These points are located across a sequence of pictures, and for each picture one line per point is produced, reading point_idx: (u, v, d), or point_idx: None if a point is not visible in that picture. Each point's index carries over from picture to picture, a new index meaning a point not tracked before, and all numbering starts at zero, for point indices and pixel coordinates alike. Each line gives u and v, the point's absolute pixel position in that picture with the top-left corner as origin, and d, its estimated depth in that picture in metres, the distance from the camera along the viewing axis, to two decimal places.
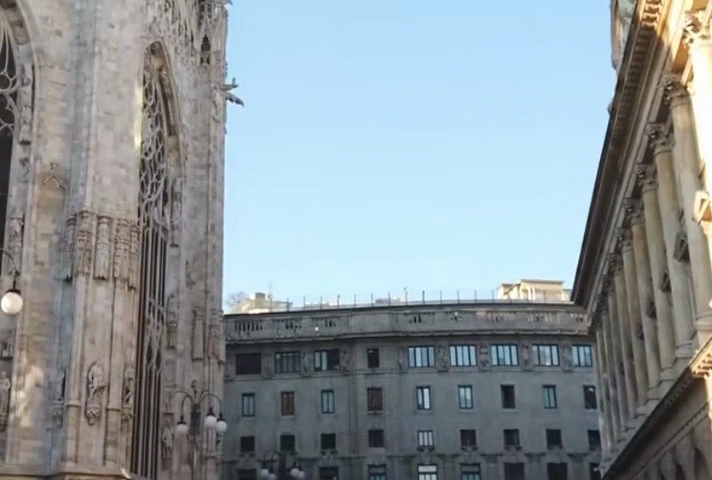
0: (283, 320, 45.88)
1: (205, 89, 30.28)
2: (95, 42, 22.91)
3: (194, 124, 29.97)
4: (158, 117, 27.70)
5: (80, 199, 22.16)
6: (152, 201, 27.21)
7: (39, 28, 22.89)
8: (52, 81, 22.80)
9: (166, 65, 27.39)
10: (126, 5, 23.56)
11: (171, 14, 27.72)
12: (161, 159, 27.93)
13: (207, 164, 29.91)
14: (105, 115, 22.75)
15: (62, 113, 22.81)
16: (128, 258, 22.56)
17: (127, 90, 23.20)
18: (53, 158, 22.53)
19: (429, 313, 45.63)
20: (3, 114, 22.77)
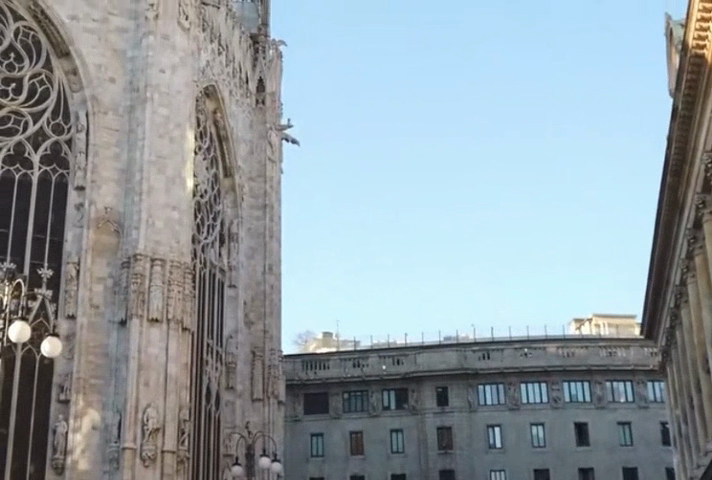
0: (350, 358, 45.58)
1: (261, 130, 30.44)
2: (147, 88, 23.17)
3: (250, 165, 30.14)
4: (213, 159, 28.05)
5: (133, 242, 22.38)
6: (209, 242, 27.39)
7: (93, 75, 23.20)
8: (105, 127, 23.13)
9: (220, 108, 27.74)
10: (177, 50, 23.82)
11: (224, 57, 28.03)
12: (217, 201, 28.20)
13: (265, 205, 30.02)
14: (157, 159, 23.00)
15: (116, 158, 23.12)
16: (182, 299, 22.66)
17: (179, 134, 23.45)
18: (107, 202, 22.82)
19: (498, 349, 44.81)
20: (58, 161, 23.13)
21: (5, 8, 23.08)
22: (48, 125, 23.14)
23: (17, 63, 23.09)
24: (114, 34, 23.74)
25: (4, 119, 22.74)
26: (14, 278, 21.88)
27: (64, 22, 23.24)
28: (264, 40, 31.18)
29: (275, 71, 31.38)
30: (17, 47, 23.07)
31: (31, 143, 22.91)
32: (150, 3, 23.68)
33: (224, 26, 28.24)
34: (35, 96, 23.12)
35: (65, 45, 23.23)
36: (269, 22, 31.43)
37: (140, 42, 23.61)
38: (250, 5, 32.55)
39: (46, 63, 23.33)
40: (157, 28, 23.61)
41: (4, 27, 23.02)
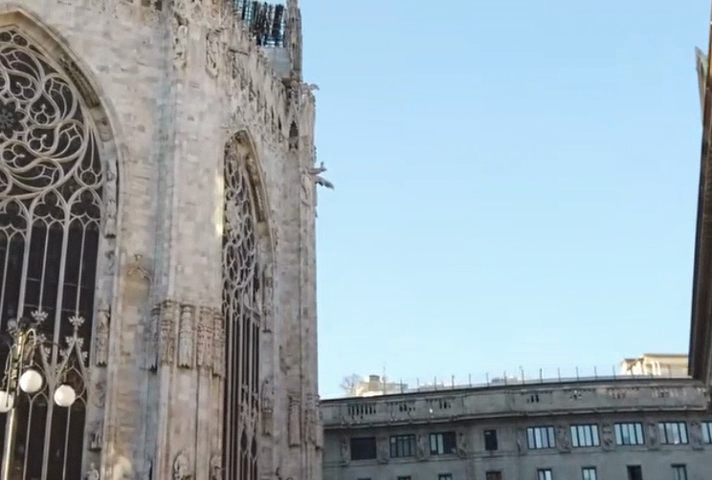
0: (396, 402, 45.01)
1: (294, 174, 30.48)
2: (175, 135, 23.34)
3: (284, 209, 30.17)
4: (246, 204, 28.15)
5: (163, 289, 22.41)
6: (242, 287, 27.40)
7: (123, 124, 23.42)
8: (135, 175, 23.31)
9: (252, 153, 27.88)
10: (205, 96, 24.05)
11: (256, 102, 28.22)
12: (250, 246, 28.25)
13: (299, 249, 29.94)
14: (186, 205, 23.13)
15: (145, 206, 23.25)
16: (211, 345, 22.58)
17: (207, 180, 23.60)
18: (137, 249, 22.92)
19: (547, 391, 43.86)
20: (89, 210, 23.21)
21: (37, 61, 23.37)
22: (79, 175, 23.24)
23: (49, 114, 23.27)
24: (143, 83, 23.95)
25: (35, 169, 22.83)
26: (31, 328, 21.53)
27: (94, 72, 23.43)
28: (296, 84, 31.28)
29: (308, 115, 31.40)
30: (48, 98, 23.28)
31: (62, 193, 23.02)
32: (178, 52, 23.88)
33: (255, 71, 28.44)
34: (66, 146, 23.24)
35: (95, 95, 23.43)
36: (301, 66, 31.53)
37: (169, 90, 23.81)
38: (281, 50, 32.72)
39: (77, 113, 23.49)
40: (185, 76, 23.82)
41: (35, 79, 23.29)
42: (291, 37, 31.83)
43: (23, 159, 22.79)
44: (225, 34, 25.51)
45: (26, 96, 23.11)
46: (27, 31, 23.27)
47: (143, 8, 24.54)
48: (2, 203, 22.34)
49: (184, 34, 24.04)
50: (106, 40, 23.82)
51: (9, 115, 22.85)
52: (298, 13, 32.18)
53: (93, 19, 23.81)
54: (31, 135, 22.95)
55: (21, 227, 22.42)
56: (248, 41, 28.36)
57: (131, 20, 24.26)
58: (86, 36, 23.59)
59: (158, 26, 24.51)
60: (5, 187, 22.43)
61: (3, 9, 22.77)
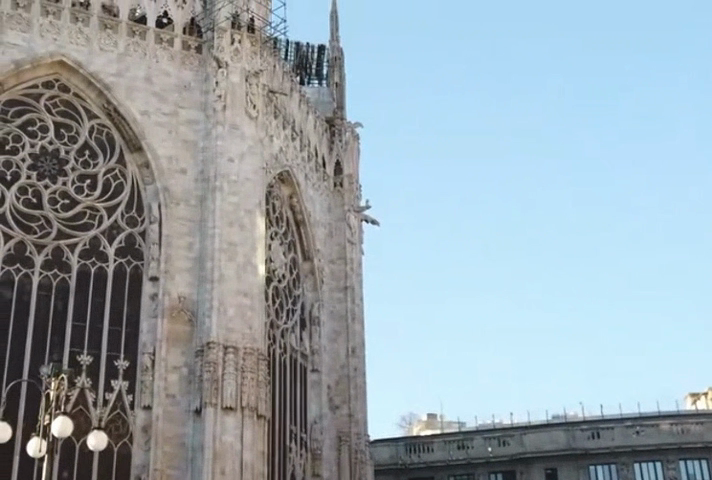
0: (455, 441, 43.94)
1: (340, 213, 30.34)
2: (216, 176, 23.46)
3: (330, 248, 29.93)
4: (291, 243, 28.16)
5: (206, 330, 22.34)
6: (289, 327, 27.28)
7: (164, 168, 23.61)
8: (177, 217, 23.43)
9: (296, 192, 27.99)
10: (245, 137, 24.18)
11: (299, 142, 28.32)
12: (296, 285, 28.18)
13: (345, 287, 29.64)
14: (227, 246, 23.17)
15: (188, 248, 23.33)
16: (256, 386, 22.37)
17: (249, 221, 23.64)
18: (180, 290, 22.92)
19: (608, 427, 42.57)
20: (133, 253, 23.29)
21: (80, 108, 23.66)
22: (123, 218, 23.40)
23: (92, 159, 23.49)
24: (184, 126, 24.16)
25: (79, 214, 23.01)
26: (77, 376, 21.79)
27: (136, 117, 23.69)
28: (340, 123, 31.29)
29: (353, 153, 31.35)
30: (91, 144, 23.53)
31: (106, 236, 23.15)
32: (217, 94, 24.14)
33: (298, 111, 28.63)
34: (109, 191, 23.43)
35: (137, 140, 23.68)
36: (345, 104, 31.55)
37: (209, 132, 23.98)
38: (325, 89, 32.75)
39: (120, 158, 23.74)
40: (225, 118, 24.00)
41: (79, 125, 23.55)
42: (334, 76, 31.87)
43: (67, 205, 22.99)
44: (265, 75, 25.70)
45: (70, 142, 23.35)
46: (70, 79, 23.56)
47: (183, 52, 24.84)
48: (47, 248, 22.51)
49: (224, 77, 24.31)
50: (147, 85, 24.11)
51: (53, 161, 23.08)
52: (340, 52, 32.23)
53: (135, 64, 24.13)
54: (75, 180, 23.17)
55: (66, 271, 22.56)
56: (290, 82, 28.54)
57: (172, 65, 24.56)
58: (127, 82, 23.88)
59: (198, 69, 24.78)
60: (50, 232, 22.62)
61: (47, 58, 23.10)
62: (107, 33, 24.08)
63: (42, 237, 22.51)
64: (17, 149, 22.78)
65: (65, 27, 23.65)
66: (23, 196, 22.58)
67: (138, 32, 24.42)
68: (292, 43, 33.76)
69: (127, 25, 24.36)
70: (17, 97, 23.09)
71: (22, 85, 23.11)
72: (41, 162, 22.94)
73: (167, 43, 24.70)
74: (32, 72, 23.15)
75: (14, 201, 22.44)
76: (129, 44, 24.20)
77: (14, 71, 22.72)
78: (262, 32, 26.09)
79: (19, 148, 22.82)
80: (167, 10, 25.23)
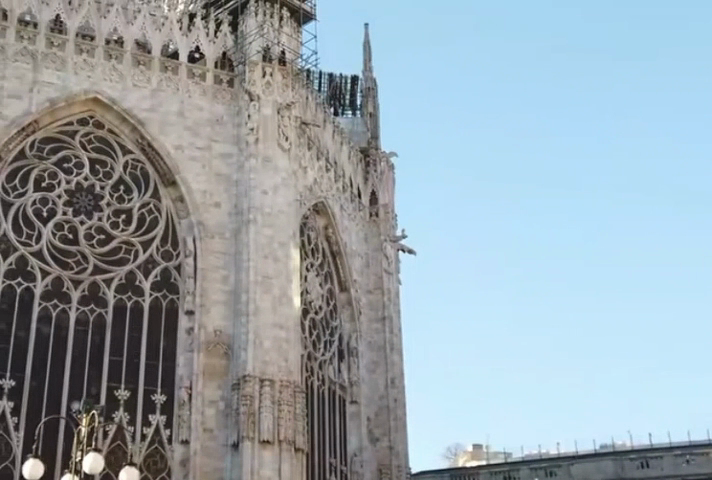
0: (501, 472, 43.38)
1: (376, 242, 30.16)
2: (250, 209, 23.47)
3: (367, 278, 29.74)
4: (327, 274, 28.04)
5: (242, 363, 22.17)
6: (326, 358, 27.06)
7: (198, 202, 23.65)
8: (212, 250, 23.44)
9: (331, 223, 27.96)
10: (278, 169, 24.18)
11: (333, 173, 28.28)
12: (333, 316, 28.00)
13: (383, 318, 29.34)
14: (262, 278, 23.07)
15: (223, 281, 23.29)
16: (292, 419, 22.13)
17: (283, 253, 23.58)
18: (216, 324, 22.86)
19: (658, 456, 40.89)
20: (168, 287, 23.27)
21: (114, 144, 23.82)
22: (158, 252, 23.43)
23: (127, 195, 23.58)
24: (218, 160, 24.24)
25: (115, 249, 23.06)
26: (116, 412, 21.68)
27: (170, 151, 23.82)
28: (374, 153, 31.21)
29: (388, 183, 31.22)
30: (126, 179, 23.64)
31: (141, 271, 23.14)
32: (250, 127, 24.22)
33: (332, 142, 28.67)
34: (144, 225, 23.49)
35: (171, 174, 23.77)
36: (379, 135, 31.47)
37: (243, 165, 24.03)
38: (359, 120, 32.68)
39: (154, 192, 23.81)
40: (258, 150, 24.03)
41: (113, 161, 23.69)
42: (368, 106, 31.83)
43: (103, 240, 23.04)
44: (297, 107, 25.75)
45: (105, 178, 23.48)
46: (104, 116, 23.77)
47: (216, 86, 24.97)
48: (83, 284, 22.50)
49: (256, 110, 24.39)
50: (180, 120, 24.25)
51: (89, 197, 23.19)
52: (374, 82, 32.20)
53: (168, 99, 24.29)
54: (110, 215, 23.25)
55: (102, 306, 22.52)
56: (323, 113, 28.56)
57: (204, 99, 24.70)
58: (161, 117, 24.04)
59: (230, 103, 24.91)
60: (86, 267, 22.63)
61: (81, 94, 23.32)
62: (140, 69, 24.27)
63: (78, 273, 22.53)
64: (53, 186, 22.90)
65: (99, 64, 23.85)
66: (59, 232, 22.65)
67: (170, 67, 24.59)
68: (324, 74, 33.76)
69: (159, 61, 24.54)
70: (52, 134, 23.27)
71: (57, 122, 23.29)
72: (76, 198, 23.07)
73: (199, 77, 24.85)
74: (67, 110, 23.35)
75: (50, 236, 22.50)
76: (161, 79, 24.37)
77: (50, 108, 22.92)
78: (294, 64, 26.15)
79: (55, 184, 22.94)
80: (198, 44, 25.31)
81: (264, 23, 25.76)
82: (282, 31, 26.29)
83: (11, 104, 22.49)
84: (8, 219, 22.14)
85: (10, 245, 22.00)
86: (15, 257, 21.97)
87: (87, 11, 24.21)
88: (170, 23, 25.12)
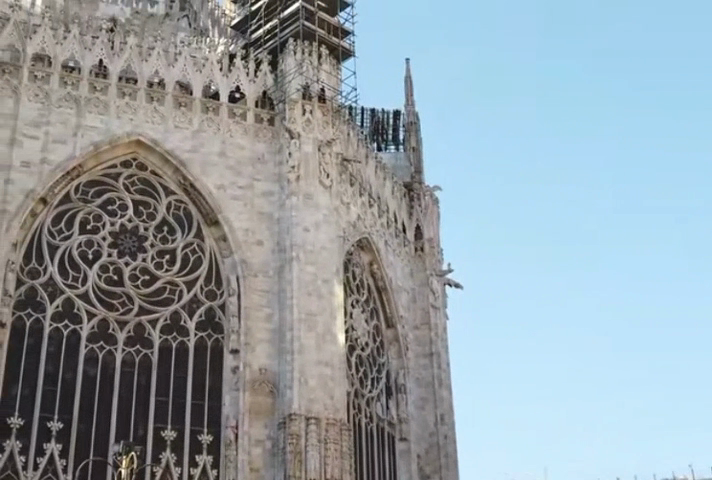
0: None
1: (422, 277, 29.92)
2: (292, 246, 23.45)
3: (414, 313, 29.48)
4: (373, 310, 27.87)
5: (288, 402, 21.96)
6: (374, 395, 26.80)
7: (241, 240, 23.70)
8: (255, 288, 23.41)
9: (376, 259, 27.84)
10: (320, 206, 24.17)
11: (376, 208, 28.21)
12: (380, 353, 27.79)
13: (431, 353, 28.95)
14: (306, 315, 22.97)
15: (267, 319, 23.21)
16: (339, 458, 21.79)
17: (326, 290, 23.48)
18: (261, 363, 22.72)
19: None
20: (213, 326, 23.26)
21: (158, 185, 24.00)
22: (202, 292, 23.46)
23: (170, 235, 23.70)
24: (260, 198, 24.30)
25: (159, 289, 23.13)
26: (164, 451, 21.65)
27: (212, 191, 23.95)
28: (418, 188, 31.07)
29: (433, 217, 31.01)
30: (169, 220, 23.78)
31: (186, 310, 23.18)
32: (291, 165, 24.27)
33: (375, 178, 28.66)
34: (188, 265, 23.56)
35: (214, 214, 23.86)
36: (423, 169, 31.37)
37: (284, 203, 24.07)
38: (402, 155, 32.59)
39: (197, 232, 23.91)
40: (299, 188, 24.08)
41: (157, 202, 23.86)
42: (410, 140, 31.73)
43: (147, 280, 23.14)
44: (338, 144, 25.77)
45: (148, 219, 23.64)
46: (147, 158, 24.00)
47: (257, 125, 25.11)
48: (129, 325, 22.59)
49: (297, 148, 24.47)
50: (222, 159, 24.39)
51: (133, 238, 23.35)
52: (416, 116, 32.11)
53: (210, 140, 24.47)
54: (154, 256, 23.37)
55: (148, 347, 22.59)
56: (364, 148, 28.55)
57: (246, 138, 24.84)
58: (203, 157, 24.21)
59: (272, 142, 25.02)
60: (131, 308, 22.73)
61: (124, 137, 23.59)
62: (181, 110, 24.51)
63: (123, 314, 22.62)
64: (97, 228, 23.11)
65: (141, 107, 24.13)
66: (104, 274, 22.80)
67: (211, 108, 24.80)
68: (367, 110, 33.76)
69: (201, 102, 24.77)
70: (96, 178, 23.54)
71: (101, 165, 23.56)
72: (121, 239, 23.23)
73: (240, 117, 25.02)
74: (111, 153, 23.62)
75: (96, 278, 22.65)
76: (203, 120, 24.57)
77: (93, 152, 23.22)
78: (334, 101, 26.21)
79: (100, 227, 23.14)
80: (239, 84, 25.50)
81: (303, 61, 25.92)
82: (322, 68, 26.40)
83: (55, 149, 22.83)
84: (54, 262, 22.37)
85: (56, 288, 22.20)
86: (61, 299, 22.16)
87: (129, 55, 24.56)
88: (210, 64, 25.37)
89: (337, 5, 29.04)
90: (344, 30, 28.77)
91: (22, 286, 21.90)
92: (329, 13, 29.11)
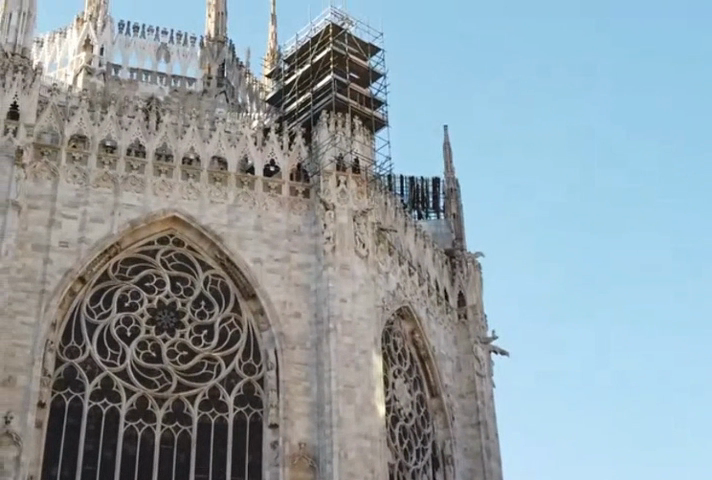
0: None
1: (466, 345, 29.43)
2: (330, 318, 23.34)
3: (459, 382, 28.93)
4: (416, 380, 27.47)
5: (328, 476, 21.55)
6: (419, 468, 26.25)
7: (278, 313, 23.62)
8: (294, 361, 23.21)
9: (418, 328, 27.52)
10: (357, 277, 24.06)
11: (416, 276, 28.00)
12: (425, 423, 27.27)
13: (478, 422, 28.22)
14: (345, 388, 22.69)
15: (306, 392, 22.93)
16: None
17: (364, 361, 23.22)
18: (300, 437, 22.35)
19: None
20: (252, 401, 23.04)
21: (195, 260, 24.09)
22: (240, 366, 23.29)
23: (208, 309, 23.69)
24: (296, 270, 24.28)
25: (197, 365, 23.03)
26: None
27: (248, 264, 23.99)
28: (460, 254, 30.79)
29: (476, 284, 30.63)
30: (206, 295, 23.79)
31: (225, 386, 22.99)
32: (326, 236, 24.29)
33: (414, 246, 28.52)
34: (226, 340, 23.47)
35: (251, 287, 23.84)
36: (464, 235, 31.12)
37: (321, 274, 24.03)
38: (443, 222, 32.42)
39: (234, 306, 23.86)
40: (335, 259, 24.05)
41: (194, 277, 23.92)
42: (451, 207, 31.58)
43: (186, 356, 23.07)
44: (373, 214, 25.74)
45: (186, 294, 23.68)
46: (184, 233, 24.14)
47: (292, 198, 25.22)
48: (167, 401, 22.45)
49: (332, 219, 24.51)
50: (258, 233, 24.48)
51: (171, 314, 23.37)
52: (456, 183, 31.99)
53: (245, 213, 24.61)
54: (192, 331, 23.33)
55: (187, 423, 22.38)
56: (402, 217, 28.47)
57: (281, 211, 24.95)
58: (238, 231, 24.32)
59: (307, 214, 25.09)
60: (170, 385, 22.63)
61: (160, 214, 23.82)
62: (217, 185, 24.73)
63: (162, 391, 22.52)
64: (135, 305, 23.20)
65: (177, 184, 24.39)
66: (143, 351, 22.83)
67: (247, 182, 24.98)
68: (406, 178, 33.76)
69: (236, 176, 24.96)
70: (134, 254, 23.70)
71: (139, 242, 23.75)
72: (159, 315, 23.27)
73: (275, 190, 25.16)
74: (147, 229, 23.82)
75: (134, 356, 22.68)
76: (238, 194, 24.75)
77: (131, 229, 23.46)
78: (368, 171, 26.26)
79: (138, 303, 23.24)
80: (273, 158, 25.67)
81: (336, 133, 26.07)
82: (355, 139, 26.48)
83: (93, 228, 23.13)
84: (93, 341, 22.51)
85: (95, 367, 22.28)
86: (100, 377, 22.20)
87: (165, 133, 24.93)
88: (245, 138, 25.61)
89: (370, 76, 29.26)
90: (377, 99, 28.94)
91: (62, 366, 22.05)
92: (362, 84, 29.35)
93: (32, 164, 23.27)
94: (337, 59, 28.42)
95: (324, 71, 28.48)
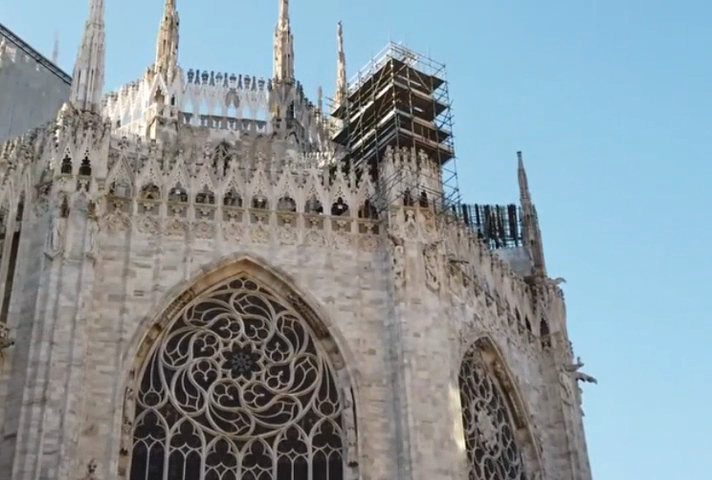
0: None
1: (552, 374, 28.83)
2: (404, 353, 23.22)
3: (547, 411, 28.23)
4: (500, 411, 26.88)
5: None
6: None
7: (353, 351, 23.55)
8: (370, 398, 23.05)
9: (499, 358, 27.07)
10: (429, 310, 24.10)
11: (494, 306, 27.65)
12: (512, 455, 26.63)
13: (568, 452, 27.52)
14: (422, 423, 22.47)
15: (384, 428, 22.68)
16: None
17: (441, 395, 23.04)
18: (381, 474, 22.06)
19: None
20: (330, 440, 22.93)
21: (268, 302, 24.28)
22: (317, 405, 23.24)
23: (282, 351, 23.78)
24: (369, 306, 24.27)
25: (275, 406, 23.06)
26: None
27: (320, 302, 24.07)
28: (540, 281, 30.32)
29: (558, 311, 30.10)
30: (280, 336, 23.90)
31: (302, 426, 22.92)
32: (397, 271, 24.32)
33: (490, 276, 28.20)
34: (302, 379, 23.50)
35: (324, 326, 23.89)
36: (543, 262, 30.65)
37: (393, 309, 24.00)
38: (520, 248, 32.10)
39: (309, 346, 23.92)
40: (406, 294, 24.06)
41: (267, 319, 24.07)
42: (528, 234, 31.22)
43: (263, 398, 23.14)
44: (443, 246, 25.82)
45: (260, 336, 23.83)
46: (256, 276, 24.39)
47: (361, 235, 25.30)
48: (247, 444, 22.48)
49: (402, 253, 24.59)
50: (329, 271, 24.57)
51: (246, 356, 23.54)
52: (532, 209, 31.57)
53: (315, 252, 24.75)
54: (268, 373, 23.42)
55: (266, 465, 22.34)
56: (476, 247, 28.19)
57: (351, 248, 25.04)
58: (309, 270, 24.46)
59: (377, 249, 25.14)
60: (248, 427, 22.67)
61: (232, 258, 24.12)
62: (286, 226, 24.94)
63: (241, 433, 22.57)
64: (211, 349, 23.45)
65: (246, 227, 24.70)
66: (220, 394, 22.98)
67: (315, 222, 25.18)
68: (480, 206, 33.56)
69: (304, 217, 25.16)
70: (208, 299, 24.02)
71: (212, 287, 24.07)
72: (234, 359, 23.46)
73: (344, 228, 25.27)
74: (220, 273, 24.13)
75: (212, 399, 22.84)
76: (307, 234, 24.93)
77: (203, 274, 23.79)
78: (436, 203, 26.29)
79: (214, 348, 23.49)
80: (341, 196, 25.81)
81: (401, 169, 26.18)
82: (422, 173, 26.51)
83: (167, 274, 23.58)
84: (171, 387, 22.79)
85: (174, 413, 22.51)
86: (179, 423, 22.40)
87: (233, 178, 25.31)
88: (311, 179, 25.78)
89: (434, 108, 29.29)
90: (442, 132, 29.09)
91: (142, 412, 22.34)
92: (426, 117, 29.39)
93: (106, 217, 23.94)
94: (400, 94, 28.59)
95: (387, 106, 28.74)
